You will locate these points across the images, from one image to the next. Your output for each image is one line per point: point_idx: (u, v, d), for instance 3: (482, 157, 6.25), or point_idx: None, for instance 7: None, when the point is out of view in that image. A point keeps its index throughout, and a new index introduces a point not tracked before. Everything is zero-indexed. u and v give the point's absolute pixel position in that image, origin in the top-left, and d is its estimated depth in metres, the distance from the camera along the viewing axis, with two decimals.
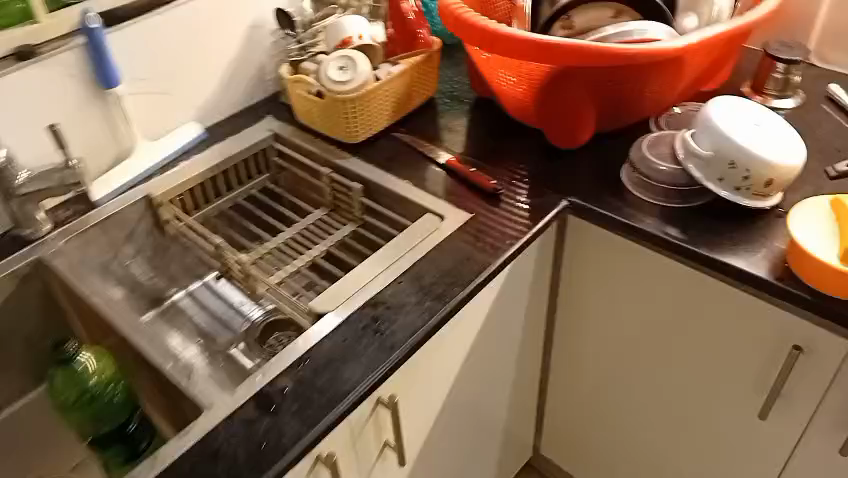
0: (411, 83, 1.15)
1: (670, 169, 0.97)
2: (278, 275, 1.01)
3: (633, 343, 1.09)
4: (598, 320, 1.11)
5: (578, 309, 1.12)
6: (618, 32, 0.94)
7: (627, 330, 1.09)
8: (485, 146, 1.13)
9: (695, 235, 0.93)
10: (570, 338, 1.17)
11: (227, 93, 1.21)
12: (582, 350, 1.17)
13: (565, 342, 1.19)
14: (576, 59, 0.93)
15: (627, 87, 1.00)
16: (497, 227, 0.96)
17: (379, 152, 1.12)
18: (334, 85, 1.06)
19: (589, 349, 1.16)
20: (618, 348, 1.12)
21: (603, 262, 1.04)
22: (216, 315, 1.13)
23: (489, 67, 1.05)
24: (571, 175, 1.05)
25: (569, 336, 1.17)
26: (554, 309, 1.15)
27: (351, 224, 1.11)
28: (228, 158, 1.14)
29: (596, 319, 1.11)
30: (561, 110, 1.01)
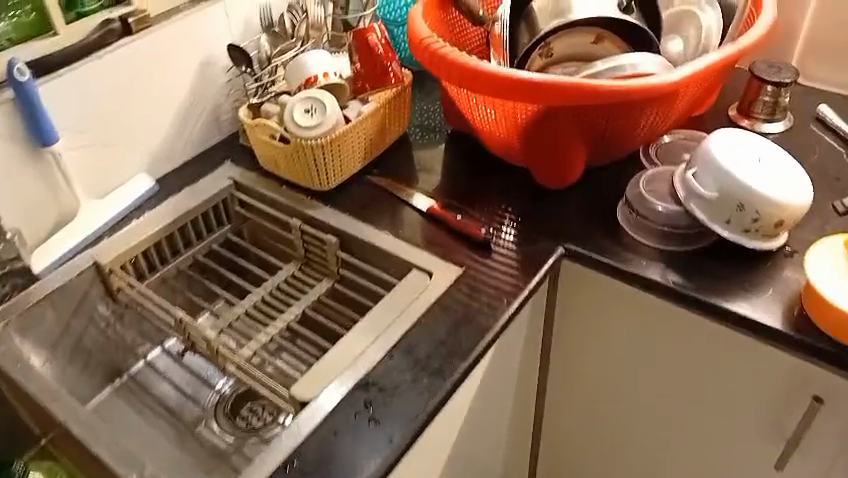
0: (382, 122, 1.06)
1: (668, 210, 0.91)
2: (250, 347, 0.91)
3: (634, 391, 1.02)
4: (597, 370, 1.03)
5: (572, 357, 1.04)
6: (609, 67, 0.88)
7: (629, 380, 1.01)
8: (466, 185, 1.05)
9: (701, 283, 0.87)
10: (565, 389, 1.09)
11: (180, 137, 1.10)
12: (576, 400, 1.09)
13: (557, 391, 1.10)
14: (566, 98, 0.85)
15: (621, 124, 0.93)
16: (490, 283, 0.88)
17: (353, 199, 1.03)
18: (300, 130, 0.97)
19: (583, 398, 1.08)
20: (617, 397, 1.04)
21: (601, 309, 0.96)
22: (182, 387, 1.03)
23: (468, 105, 0.98)
24: (563, 216, 0.98)
25: (562, 387, 1.09)
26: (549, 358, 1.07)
27: (327, 279, 1.02)
28: (185, 214, 1.04)
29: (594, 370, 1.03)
30: (550, 150, 0.94)
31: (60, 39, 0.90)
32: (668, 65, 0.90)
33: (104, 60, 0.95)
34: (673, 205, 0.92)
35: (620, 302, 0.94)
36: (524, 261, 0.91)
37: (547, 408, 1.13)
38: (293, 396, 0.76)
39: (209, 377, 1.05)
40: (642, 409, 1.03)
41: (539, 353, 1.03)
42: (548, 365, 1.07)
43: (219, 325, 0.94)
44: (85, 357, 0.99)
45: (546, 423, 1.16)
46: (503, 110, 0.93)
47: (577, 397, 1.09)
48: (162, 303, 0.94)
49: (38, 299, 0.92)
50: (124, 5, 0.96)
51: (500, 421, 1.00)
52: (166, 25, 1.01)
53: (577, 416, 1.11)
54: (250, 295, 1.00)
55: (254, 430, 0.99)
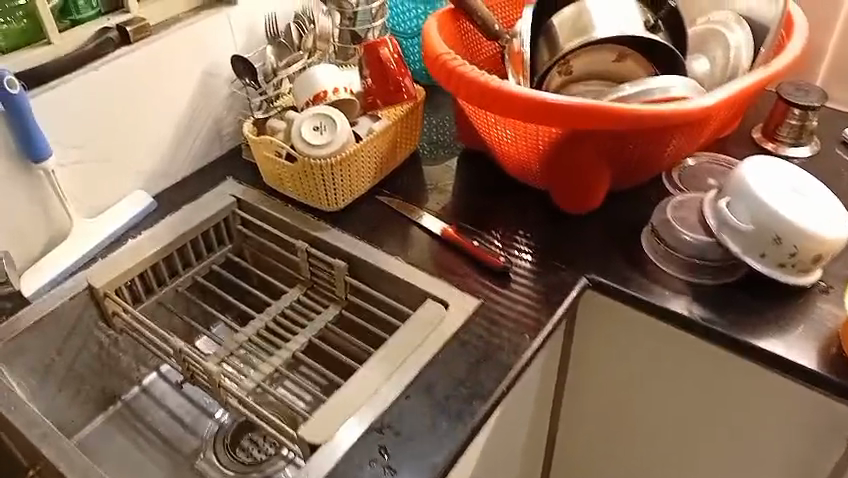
0: (394, 140, 1.01)
1: (694, 238, 0.87)
2: (253, 379, 0.85)
3: (655, 431, 0.97)
4: (616, 408, 0.97)
5: (589, 391, 0.99)
6: (638, 91, 0.83)
7: (649, 419, 0.96)
8: (481, 207, 1.00)
9: (733, 317, 0.83)
10: (580, 426, 1.03)
11: (179, 153, 1.05)
12: (592, 436, 1.03)
13: (571, 427, 1.04)
14: (593, 123, 0.81)
15: (649, 149, 0.88)
16: (509, 315, 0.83)
17: (362, 221, 0.98)
18: (308, 148, 0.92)
19: (600, 434, 1.02)
20: (636, 436, 0.99)
21: (622, 343, 0.91)
22: (178, 418, 0.98)
23: (487, 125, 0.93)
24: (584, 243, 0.93)
25: (577, 423, 1.03)
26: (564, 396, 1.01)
27: (334, 304, 0.96)
28: (185, 234, 0.98)
29: (613, 408, 0.98)
30: (573, 175, 0.90)
31: (53, 48, 0.87)
32: (699, 89, 0.85)
33: (101, 73, 0.90)
34: (701, 235, 0.87)
35: (643, 335, 0.88)
36: (546, 293, 0.86)
37: (558, 444, 1.08)
38: (299, 439, 0.71)
39: (208, 406, 0.99)
40: (663, 449, 0.98)
41: (555, 386, 0.98)
42: (563, 399, 1.02)
43: (219, 355, 0.89)
44: (76, 387, 0.94)
45: (559, 459, 1.11)
46: (524, 132, 0.88)
47: (591, 433, 1.04)
48: (159, 332, 0.88)
49: (27, 325, 0.86)
50: (121, 14, 0.94)
51: (517, 460, 0.95)
52: (168, 35, 0.96)
53: (590, 450, 1.06)
54: (252, 320, 0.94)
55: (259, 462, 0.92)
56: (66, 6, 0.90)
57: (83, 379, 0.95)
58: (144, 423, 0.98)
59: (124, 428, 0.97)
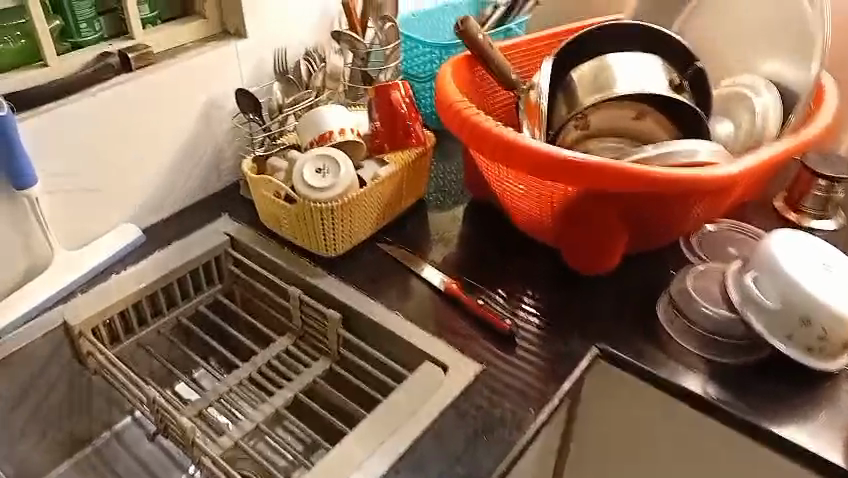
0: (400, 187, 0.96)
1: (714, 312, 0.82)
2: (230, 436, 0.78)
3: None
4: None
5: (590, 465, 0.92)
6: (660, 153, 0.79)
7: None
8: (486, 262, 0.94)
9: (754, 402, 0.76)
10: None
11: (174, 186, 1.00)
12: None
13: None
14: (613, 184, 0.76)
15: (670, 214, 0.83)
16: (513, 384, 0.77)
17: (361, 269, 0.92)
18: (308, 190, 0.87)
19: None
20: None
21: (632, 419, 0.84)
22: (149, 468, 0.91)
23: (498, 178, 0.88)
24: (595, 308, 0.87)
25: None
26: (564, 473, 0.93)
27: (325, 359, 0.90)
28: (172, 272, 0.93)
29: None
30: (588, 236, 0.85)
31: (49, 71, 0.83)
32: (725, 154, 0.81)
33: (97, 99, 0.86)
34: (723, 309, 0.83)
35: (656, 413, 0.82)
36: (553, 363, 0.80)
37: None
38: None
39: (181, 459, 0.91)
40: None
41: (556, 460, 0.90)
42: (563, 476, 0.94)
43: (197, 406, 0.82)
44: (41, 431, 0.87)
45: None
46: (539, 188, 0.83)
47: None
48: (133, 377, 0.81)
49: None
50: (124, 40, 0.90)
51: None
52: (172, 64, 0.92)
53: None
54: (236, 370, 0.88)
55: None
56: (67, 27, 0.86)
57: (49, 423, 0.88)
58: (111, 472, 0.91)
59: (91, 474, 0.91)
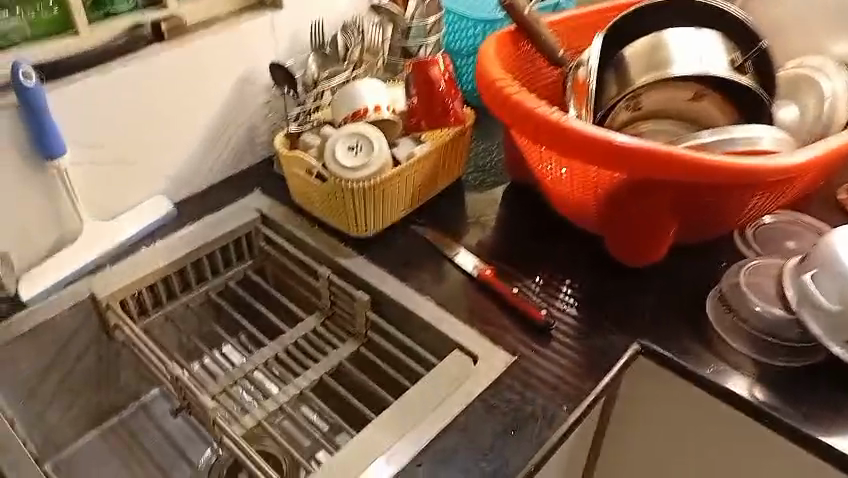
0: (436, 167, 0.93)
1: (768, 311, 0.77)
2: (253, 416, 0.76)
3: None
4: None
5: (626, 464, 0.87)
6: (715, 139, 0.73)
7: None
8: (523, 248, 0.89)
9: (808, 410, 0.70)
10: None
11: (207, 160, 0.98)
12: None
13: None
14: (663, 171, 0.71)
15: (724, 206, 0.78)
16: (547, 378, 0.73)
17: (392, 251, 0.89)
18: (339, 169, 0.84)
19: None
20: None
21: (674, 419, 0.79)
22: (175, 441, 0.91)
23: (539, 163, 0.84)
24: (638, 301, 0.82)
25: None
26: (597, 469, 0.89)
27: (352, 341, 0.87)
28: (200, 247, 0.91)
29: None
30: (634, 226, 0.80)
31: (79, 40, 0.81)
32: (788, 142, 0.75)
33: (131, 70, 0.84)
34: (778, 309, 0.77)
35: (699, 414, 0.77)
36: (591, 357, 0.75)
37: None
38: None
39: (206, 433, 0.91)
40: None
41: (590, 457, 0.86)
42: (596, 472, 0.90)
43: (222, 384, 0.81)
44: (68, 401, 0.87)
45: None
46: (583, 174, 0.78)
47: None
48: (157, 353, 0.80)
49: (18, 332, 0.79)
50: (156, 10, 0.88)
51: None
52: (206, 35, 0.89)
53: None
54: (262, 349, 0.86)
55: None
56: None
57: (76, 394, 0.88)
58: (138, 444, 0.90)
59: (120, 444, 0.90)
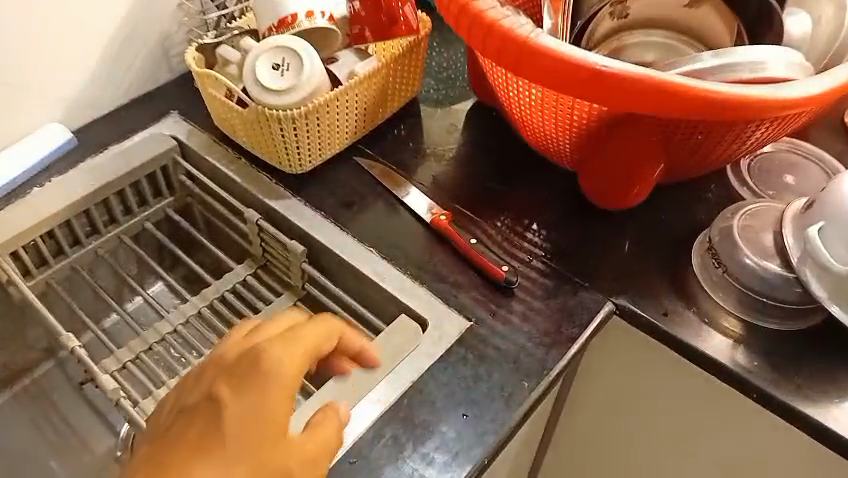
0: (384, 88, 0.78)
1: (760, 265, 0.66)
2: (169, 388, 0.68)
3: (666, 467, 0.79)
4: (623, 432, 0.79)
5: (590, 418, 0.81)
6: (716, 66, 0.60)
7: (658, 452, 0.78)
8: (484, 186, 0.77)
9: (802, 383, 0.62)
10: (575, 440, 0.85)
11: (112, 78, 0.82)
12: (590, 454, 0.86)
13: (564, 440, 0.87)
14: (652, 107, 0.58)
15: (721, 143, 0.65)
16: (507, 349, 0.63)
17: (333, 188, 0.77)
18: (263, 93, 0.69)
19: (599, 455, 0.85)
20: (642, 465, 0.81)
21: (645, 370, 0.71)
22: (95, 404, 0.82)
23: (502, 89, 0.70)
24: (613, 250, 0.72)
25: (573, 437, 0.85)
26: (562, 412, 0.82)
27: (289, 294, 0.76)
28: (103, 188, 0.78)
29: (619, 433, 0.80)
30: (613, 167, 0.67)
31: None
32: (804, 66, 0.61)
33: None
34: (774, 264, 0.65)
35: (669, 378, 0.70)
36: (557, 322, 0.65)
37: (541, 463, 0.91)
38: None
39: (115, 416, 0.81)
40: None
41: (554, 405, 0.79)
42: (560, 415, 0.83)
43: (134, 350, 0.72)
44: None
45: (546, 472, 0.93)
46: (554, 104, 0.65)
47: (583, 454, 0.87)
48: (51, 321, 0.69)
49: None
50: None
51: None
52: None
53: (577, 471, 0.90)
54: (182, 306, 0.76)
55: None
56: None
57: None
58: (55, 406, 0.82)
59: (32, 408, 0.81)
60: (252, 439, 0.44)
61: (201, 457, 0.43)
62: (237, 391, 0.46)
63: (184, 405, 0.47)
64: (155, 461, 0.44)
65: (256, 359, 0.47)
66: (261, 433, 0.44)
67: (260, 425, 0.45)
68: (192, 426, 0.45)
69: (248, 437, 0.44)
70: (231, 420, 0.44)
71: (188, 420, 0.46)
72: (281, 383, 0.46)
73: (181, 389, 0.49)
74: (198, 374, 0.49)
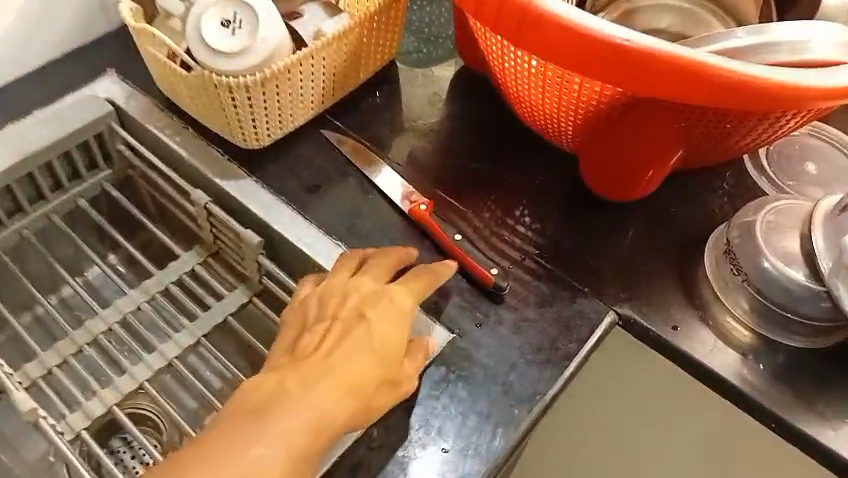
0: (357, 50, 0.67)
1: (779, 270, 0.57)
2: (102, 400, 0.60)
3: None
4: (612, 442, 0.72)
5: (577, 425, 0.73)
6: (754, 44, 0.50)
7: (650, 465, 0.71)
8: (469, 169, 0.67)
9: (827, 411, 0.55)
10: (557, 448, 0.77)
11: (38, 29, 0.70)
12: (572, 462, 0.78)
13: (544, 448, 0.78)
14: (676, 92, 0.49)
15: (748, 132, 0.56)
16: (495, 367, 0.54)
17: (295, 168, 0.66)
18: (207, 55, 0.58)
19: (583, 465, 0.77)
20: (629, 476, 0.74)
21: (647, 385, 0.63)
22: None
23: (496, 59, 0.59)
24: (616, 248, 0.63)
25: (555, 445, 0.77)
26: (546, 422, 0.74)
27: (244, 288, 0.66)
28: (26, 161, 0.66)
29: (607, 441, 0.72)
30: (623, 154, 0.58)
31: None
32: None
33: None
34: (799, 274, 0.56)
35: (670, 400, 0.63)
36: (552, 335, 0.56)
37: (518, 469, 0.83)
38: None
39: None
40: None
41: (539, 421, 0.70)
42: (542, 425, 0.74)
43: (61, 353, 0.62)
44: None
45: None
46: (558, 79, 0.55)
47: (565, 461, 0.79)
48: None
49: None
50: None
51: None
52: None
53: None
54: (119, 300, 0.66)
55: None
56: None
57: None
58: None
59: None
60: (384, 352, 0.49)
61: (349, 353, 0.48)
62: (378, 315, 0.51)
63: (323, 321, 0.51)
64: (313, 348, 0.49)
65: (391, 295, 0.53)
66: (390, 351, 0.50)
67: (392, 344, 0.50)
68: (335, 333, 0.50)
69: (381, 351, 0.49)
70: (372, 334, 0.50)
71: (333, 325, 0.50)
72: (405, 318, 0.52)
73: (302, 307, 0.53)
74: (325, 297, 0.53)
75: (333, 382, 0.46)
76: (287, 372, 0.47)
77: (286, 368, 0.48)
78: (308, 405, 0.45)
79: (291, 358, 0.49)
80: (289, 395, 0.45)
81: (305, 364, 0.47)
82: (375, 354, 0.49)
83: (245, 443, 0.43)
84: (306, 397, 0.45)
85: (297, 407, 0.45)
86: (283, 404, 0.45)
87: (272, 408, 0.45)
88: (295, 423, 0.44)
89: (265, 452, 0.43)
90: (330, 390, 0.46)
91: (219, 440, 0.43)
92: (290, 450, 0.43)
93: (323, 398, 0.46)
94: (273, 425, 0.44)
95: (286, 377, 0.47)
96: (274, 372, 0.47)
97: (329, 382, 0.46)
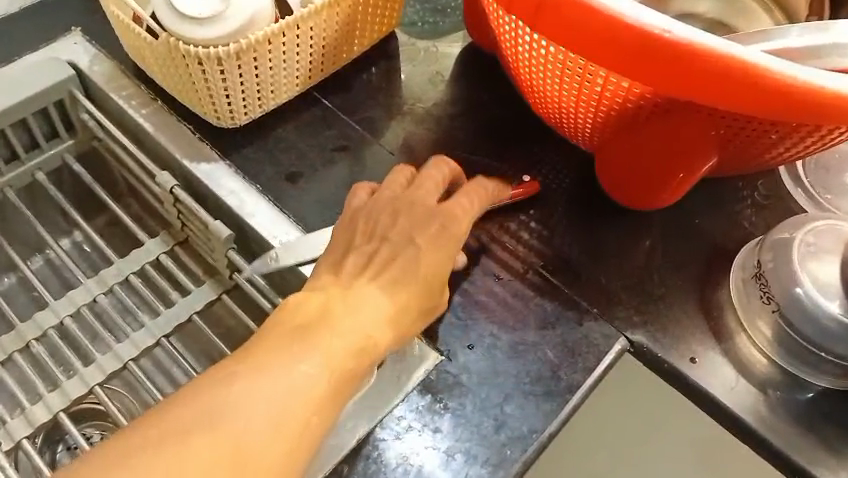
0: (352, 20, 0.59)
1: (811, 299, 0.50)
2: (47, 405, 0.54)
3: None
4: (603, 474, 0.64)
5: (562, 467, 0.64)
6: (813, 46, 0.42)
7: None
8: (471, 163, 0.60)
9: None
10: None
11: None
12: None
13: None
14: (719, 99, 0.41)
15: (792, 146, 0.49)
16: (488, 399, 0.48)
17: (276, 153, 0.59)
18: (174, 18, 0.50)
19: None
20: None
21: (652, 419, 0.56)
22: None
23: (508, 42, 0.51)
24: (632, 262, 0.56)
25: None
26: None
27: (213, 284, 0.60)
28: None
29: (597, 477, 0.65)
30: (649, 158, 0.51)
31: None
32: None
33: None
34: (834, 306, 0.49)
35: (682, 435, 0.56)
36: (553, 362, 0.50)
37: None
38: None
39: None
40: None
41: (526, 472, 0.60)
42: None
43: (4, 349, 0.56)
44: None
45: None
46: (579, 70, 0.47)
47: None
48: None
49: None
50: None
51: None
52: None
53: None
54: (73, 290, 0.59)
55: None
56: None
57: None
58: None
59: None
60: (429, 283, 0.46)
61: (395, 281, 0.44)
62: (428, 243, 0.46)
63: (364, 248, 0.46)
64: (357, 270, 0.44)
65: (443, 222, 0.48)
66: (433, 281, 0.46)
67: (436, 273, 0.46)
68: (381, 257, 0.45)
69: (426, 282, 0.45)
70: (421, 260, 0.46)
71: (381, 249, 0.46)
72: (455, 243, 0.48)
73: (345, 224, 0.48)
74: (374, 214, 0.48)
75: (374, 314, 0.42)
76: (330, 294, 0.43)
77: (331, 289, 0.43)
78: (351, 328, 0.41)
79: (334, 278, 0.44)
80: (334, 319, 0.41)
81: (350, 288, 0.43)
82: (421, 283, 0.45)
83: (291, 358, 0.38)
84: (352, 320, 0.41)
85: (341, 333, 0.40)
86: (328, 328, 0.40)
87: (316, 329, 0.40)
88: (339, 345, 0.40)
89: (311, 371, 0.38)
90: (374, 319, 0.42)
91: (259, 353, 0.38)
92: (334, 372, 0.39)
93: (365, 323, 0.42)
94: (320, 345, 0.39)
95: (331, 299, 0.42)
96: (317, 292, 0.43)
97: (376, 310, 0.42)
